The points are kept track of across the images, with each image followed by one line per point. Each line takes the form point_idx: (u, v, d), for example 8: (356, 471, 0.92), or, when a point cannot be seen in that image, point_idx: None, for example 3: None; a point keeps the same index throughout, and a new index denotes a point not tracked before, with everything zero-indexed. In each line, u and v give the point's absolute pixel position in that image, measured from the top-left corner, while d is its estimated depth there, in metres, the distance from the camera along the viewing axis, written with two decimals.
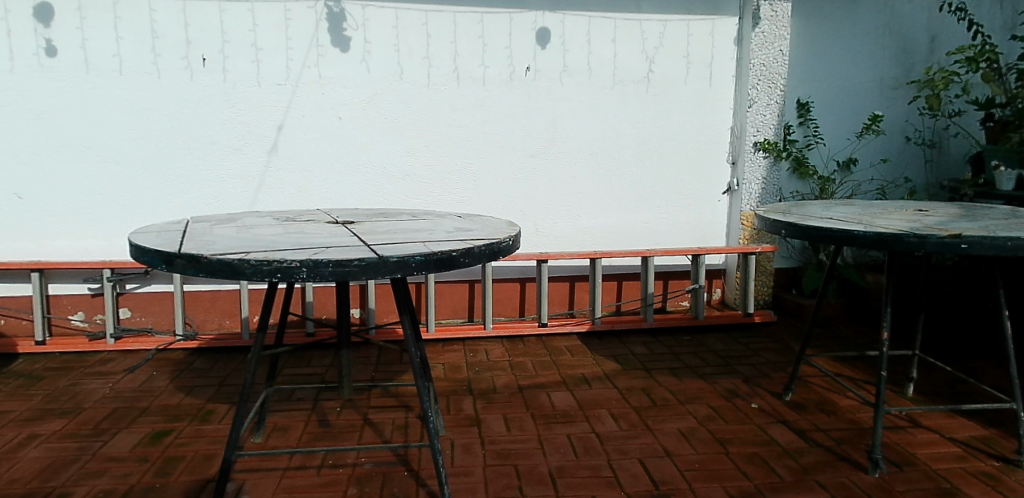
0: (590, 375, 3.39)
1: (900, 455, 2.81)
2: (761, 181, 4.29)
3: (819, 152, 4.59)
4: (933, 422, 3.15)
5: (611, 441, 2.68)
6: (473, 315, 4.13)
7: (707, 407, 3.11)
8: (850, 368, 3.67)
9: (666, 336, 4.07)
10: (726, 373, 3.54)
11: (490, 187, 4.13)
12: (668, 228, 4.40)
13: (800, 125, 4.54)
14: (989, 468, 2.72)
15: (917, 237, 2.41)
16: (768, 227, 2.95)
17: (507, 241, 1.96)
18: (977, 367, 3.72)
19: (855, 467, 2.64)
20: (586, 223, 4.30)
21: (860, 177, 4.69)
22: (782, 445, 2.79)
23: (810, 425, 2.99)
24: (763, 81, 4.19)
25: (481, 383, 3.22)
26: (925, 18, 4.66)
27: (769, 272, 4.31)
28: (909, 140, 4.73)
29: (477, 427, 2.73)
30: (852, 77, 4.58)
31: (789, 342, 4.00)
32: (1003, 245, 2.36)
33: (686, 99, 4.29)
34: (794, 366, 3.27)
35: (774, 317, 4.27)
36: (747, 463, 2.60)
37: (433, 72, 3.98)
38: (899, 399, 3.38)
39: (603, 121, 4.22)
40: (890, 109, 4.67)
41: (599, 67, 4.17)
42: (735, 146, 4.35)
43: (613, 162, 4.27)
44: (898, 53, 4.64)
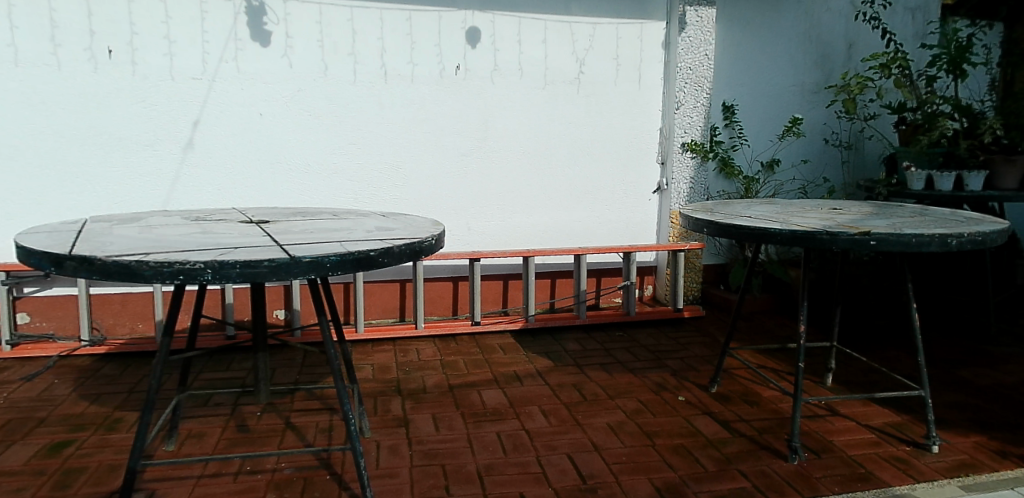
0: (523, 372, 3.41)
1: (819, 442, 2.95)
2: (688, 181, 4.41)
3: (744, 152, 4.75)
4: (850, 410, 3.32)
5: (540, 437, 2.71)
6: (405, 315, 4.10)
7: (636, 400, 3.18)
8: (773, 360, 3.82)
9: (598, 331, 4.14)
10: (654, 367, 3.63)
11: (422, 186, 4.11)
12: (599, 226, 4.47)
13: (726, 127, 4.69)
14: (900, 453, 2.88)
15: (829, 234, 2.52)
16: (692, 224, 3.06)
17: (429, 240, 1.95)
18: (891, 357, 3.93)
19: (775, 456, 2.75)
20: (519, 222, 4.33)
21: (782, 176, 4.88)
22: (706, 436, 2.88)
23: (734, 415, 3.10)
24: (690, 84, 4.31)
25: (410, 383, 3.19)
26: (842, 27, 4.88)
27: (697, 269, 4.43)
28: (827, 142, 4.95)
29: (405, 428, 2.71)
30: (774, 81, 4.76)
31: (716, 336, 4.13)
32: (909, 241, 2.49)
33: (615, 100, 4.38)
34: (719, 359, 3.37)
35: (702, 312, 4.40)
36: (673, 455, 2.68)
37: (360, 69, 3.92)
38: (818, 388, 3.54)
39: (535, 120, 4.25)
40: (809, 112, 4.88)
41: (530, 67, 4.20)
42: (665, 147, 4.46)
43: (545, 161, 4.31)
44: (818, 58, 4.85)
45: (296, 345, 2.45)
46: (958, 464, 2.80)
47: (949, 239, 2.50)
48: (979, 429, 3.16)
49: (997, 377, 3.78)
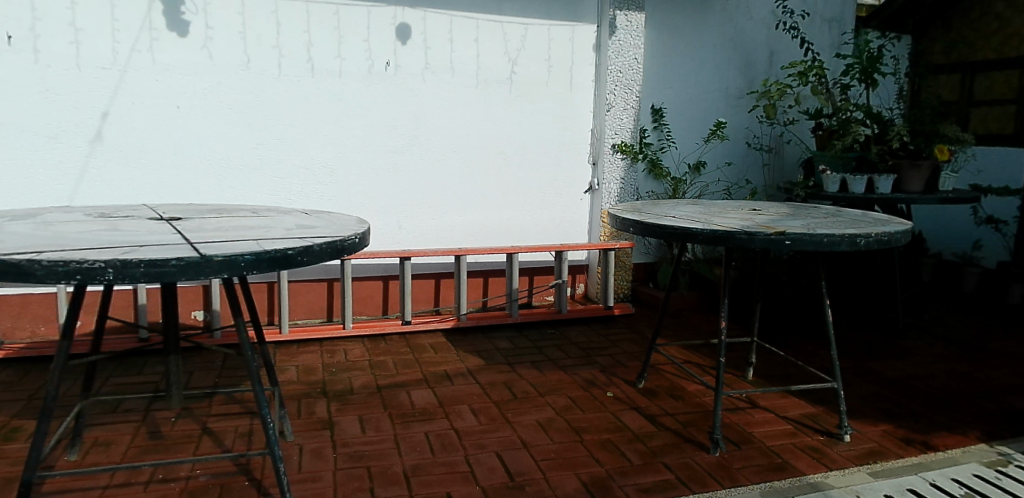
0: (453, 372, 3.40)
1: (739, 434, 3.07)
2: (619, 181, 4.47)
3: (672, 154, 4.89)
4: (769, 402, 3.46)
5: (469, 436, 2.71)
6: (333, 315, 4.02)
7: (565, 397, 3.23)
8: (698, 355, 3.94)
9: (530, 330, 4.17)
10: (585, 364, 3.68)
11: (351, 183, 4.04)
12: (531, 225, 4.52)
13: (655, 130, 4.81)
14: (815, 442, 3.03)
15: (747, 234, 2.63)
16: (619, 224, 3.13)
17: (352, 238, 1.91)
18: (807, 350, 4.12)
19: (698, 448, 2.84)
20: (451, 221, 4.31)
21: (708, 178, 5.04)
22: (633, 430, 2.95)
23: (660, 410, 3.18)
24: (620, 87, 4.39)
25: (337, 384, 3.13)
26: (763, 35, 5.09)
27: (627, 268, 4.53)
28: (750, 146, 5.15)
29: (330, 430, 2.66)
30: (700, 86, 4.91)
31: (645, 333, 4.23)
32: (821, 241, 2.61)
33: (546, 100, 4.42)
34: (646, 355, 3.46)
35: (632, 309, 4.50)
36: (600, 450, 2.73)
37: (286, 63, 3.82)
38: (739, 382, 3.68)
39: (467, 119, 4.24)
40: (733, 117, 5.06)
41: (462, 66, 4.19)
42: (596, 148, 4.54)
43: (477, 160, 4.31)
44: (741, 65, 5.04)
45: (210, 347, 2.37)
46: (867, 452, 2.96)
47: (858, 239, 2.65)
48: (887, 418, 3.35)
49: (903, 368, 4.02)
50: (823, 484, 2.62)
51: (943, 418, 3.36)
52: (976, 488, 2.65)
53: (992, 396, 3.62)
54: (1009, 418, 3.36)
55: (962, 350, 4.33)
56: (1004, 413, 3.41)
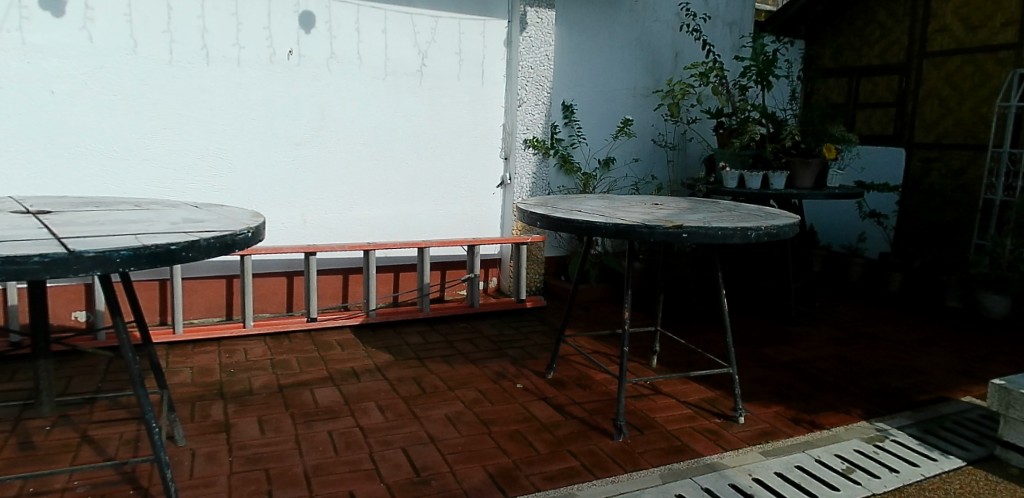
0: (360, 369, 3.35)
1: (643, 420, 3.18)
2: (531, 176, 4.57)
3: (582, 150, 4.99)
4: (671, 389, 3.62)
5: (375, 433, 2.68)
6: (232, 313, 3.88)
7: (475, 390, 3.24)
8: (605, 346, 4.06)
9: (442, 324, 4.16)
10: (495, 356, 3.71)
11: (252, 174, 3.90)
12: (442, 219, 4.51)
13: (566, 126, 4.88)
14: (712, 425, 3.19)
15: (647, 227, 2.72)
16: (526, 218, 3.17)
17: (245, 233, 1.85)
18: (708, 338, 4.33)
19: (603, 435, 2.93)
20: (360, 214, 4.24)
21: (616, 174, 5.18)
22: (541, 420, 3.00)
23: (567, 399, 3.26)
24: (531, 82, 4.45)
25: (235, 385, 3.02)
26: (668, 36, 5.27)
27: (539, 261, 4.60)
28: (655, 143, 5.33)
29: (227, 433, 2.57)
30: (609, 83, 5.04)
31: (555, 324, 4.31)
32: (716, 234, 2.74)
33: (456, 93, 4.41)
34: (556, 346, 3.53)
35: (544, 302, 4.57)
36: (507, 441, 2.76)
37: (177, 48, 3.63)
38: (644, 370, 3.82)
39: (375, 111, 4.18)
40: (639, 115, 5.22)
41: (369, 57, 4.11)
42: (508, 142, 4.58)
43: (386, 152, 4.25)
44: (648, 64, 5.19)
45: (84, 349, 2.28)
46: (760, 432, 3.14)
47: (749, 233, 2.80)
48: (779, 400, 3.57)
49: (795, 353, 4.28)
50: (719, 464, 2.76)
51: (829, 398, 3.61)
52: (855, 462, 2.86)
53: (872, 377, 3.92)
54: (887, 396, 3.65)
55: (846, 334, 4.66)
56: (882, 392, 3.71)
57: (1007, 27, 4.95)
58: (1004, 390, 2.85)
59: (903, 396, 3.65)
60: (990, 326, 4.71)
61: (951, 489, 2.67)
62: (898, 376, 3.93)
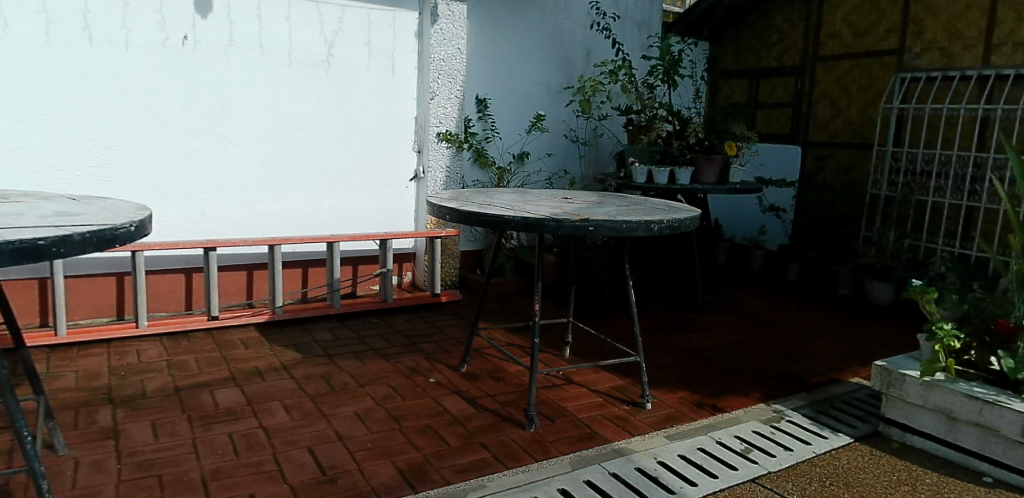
0: (265, 368, 3.24)
1: (554, 409, 3.25)
2: (444, 169, 4.55)
3: (496, 144, 5.01)
4: (582, 378, 3.70)
5: (279, 433, 2.61)
6: (123, 313, 3.68)
7: (386, 386, 3.21)
8: (518, 338, 4.10)
9: (353, 319, 4.08)
10: (408, 351, 3.68)
11: (146, 166, 3.70)
12: (352, 212, 4.42)
13: (479, 120, 4.88)
14: (621, 412, 3.29)
15: (554, 220, 2.77)
16: (436, 212, 3.17)
17: (126, 226, 1.75)
18: (618, 329, 4.46)
19: (515, 425, 2.97)
20: (266, 208, 4.11)
21: (530, 168, 5.24)
22: (453, 414, 3.01)
23: (480, 392, 3.27)
24: (443, 75, 4.43)
25: (125, 389, 2.86)
26: (580, 33, 5.37)
27: (454, 255, 4.59)
28: (568, 138, 5.42)
29: (115, 439, 2.43)
30: (522, 79, 5.08)
31: (470, 318, 4.31)
32: (621, 227, 2.82)
33: (366, 85, 4.34)
34: (469, 340, 3.53)
35: (459, 296, 4.57)
36: (418, 436, 2.75)
37: (55, 29, 3.38)
38: (557, 360, 3.89)
39: (280, 101, 4.05)
40: (552, 110, 5.30)
41: (273, 45, 3.97)
42: (420, 136, 4.55)
43: (292, 144, 4.13)
44: (560, 61, 5.27)
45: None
46: (666, 417, 3.27)
47: (652, 225, 2.90)
48: (684, 385, 3.72)
49: (700, 341, 4.47)
50: (626, 449, 2.85)
51: (730, 382, 3.80)
52: (753, 443, 3.02)
53: (770, 361, 4.15)
54: (783, 379, 3.87)
55: (747, 322, 4.91)
56: (780, 375, 3.93)
57: (889, 35, 5.33)
58: (885, 370, 3.08)
59: (798, 379, 3.89)
60: (875, 311, 5.08)
61: (838, 463, 2.87)
62: (794, 360, 4.18)
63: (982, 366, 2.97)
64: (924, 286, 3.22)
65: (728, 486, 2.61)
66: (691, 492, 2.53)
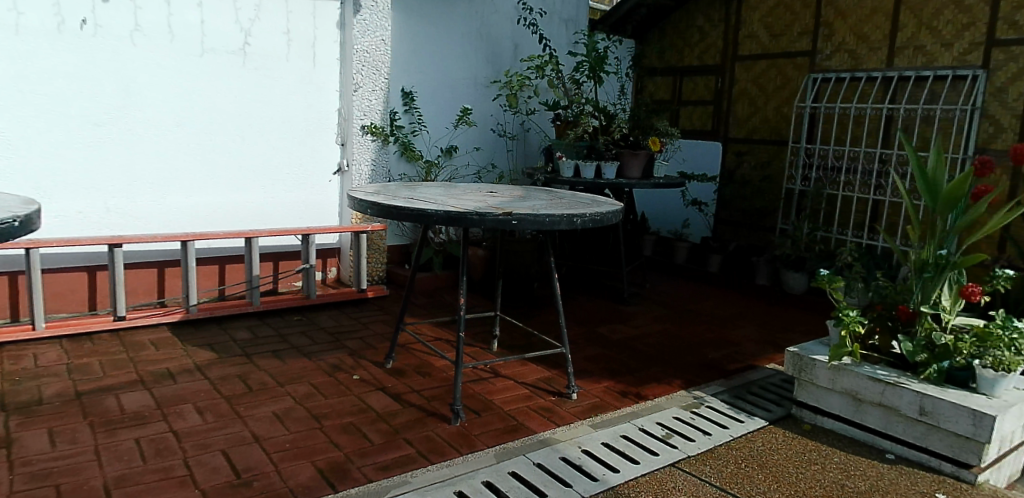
0: (177, 369, 3.11)
1: (481, 403, 3.25)
2: (369, 162, 4.48)
3: (423, 138, 4.96)
4: (509, 371, 3.72)
5: (191, 437, 2.51)
6: (18, 315, 3.45)
7: (308, 385, 3.13)
8: (446, 332, 4.08)
9: (274, 317, 3.96)
10: (331, 349, 3.60)
11: (43, 158, 3.48)
12: (272, 207, 4.29)
13: (405, 113, 4.82)
14: (547, 403, 3.33)
15: (478, 215, 2.77)
16: (357, 206, 3.11)
17: (9, 222, 1.65)
18: (546, 321, 4.51)
19: (440, 420, 2.96)
20: (178, 202, 3.93)
21: (458, 162, 5.22)
22: (377, 411, 2.97)
23: (406, 388, 3.24)
24: (367, 67, 4.36)
25: (20, 395, 2.69)
26: (506, 28, 5.37)
27: (381, 250, 4.53)
28: (495, 133, 5.42)
29: (7, 449, 2.28)
30: (450, 72, 5.05)
31: (397, 313, 4.26)
32: (544, 221, 2.85)
33: (286, 76, 4.21)
34: (394, 335, 3.49)
35: (386, 291, 4.51)
36: (340, 434, 2.70)
37: None
38: (484, 354, 3.90)
39: (192, 91, 3.88)
40: (480, 104, 5.29)
41: (183, 32, 3.80)
42: (344, 128, 4.46)
43: (207, 135, 3.97)
44: (487, 55, 5.27)
45: None
46: (591, 406, 3.33)
47: (575, 219, 2.94)
48: (609, 375, 3.79)
49: (625, 331, 4.58)
50: (551, 439, 2.89)
51: (653, 371, 3.90)
52: (673, 428, 3.12)
53: (692, 350, 4.29)
54: (703, 367, 4.01)
55: (671, 312, 5.05)
56: (700, 363, 4.06)
57: (802, 37, 5.57)
58: (797, 356, 3.24)
59: (717, 366, 4.03)
60: (789, 300, 5.33)
61: (753, 445, 2.99)
62: (714, 349, 4.33)
63: (884, 350, 3.17)
64: (831, 275, 3.41)
65: (649, 472, 2.68)
66: (614, 478, 2.59)
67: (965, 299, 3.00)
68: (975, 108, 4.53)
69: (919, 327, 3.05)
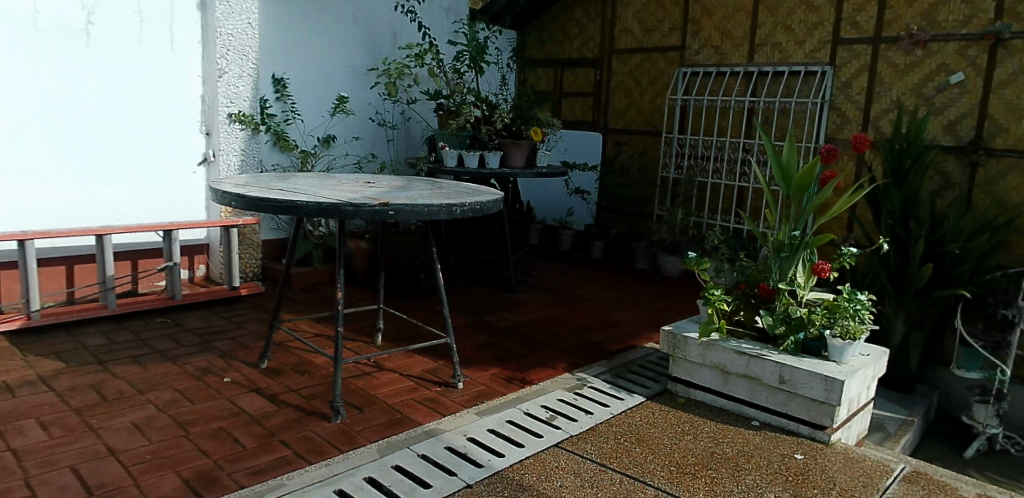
0: (16, 382, 2.83)
1: (363, 398, 3.17)
2: (239, 152, 4.34)
3: (297, 127, 4.75)
4: (394, 364, 3.66)
5: (32, 455, 2.30)
6: None
7: (172, 390, 2.94)
8: (327, 328, 3.95)
9: (134, 320, 3.68)
10: (200, 351, 3.39)
11: None
12: (128, 200, 3.98)
13: (277, 101, 4.58)
14: (433, 394, 3.31)
15: (353, 206, 2.70)
16: (220, 199, 2.94)
17: None
18: (434, 313, 4.48)
19: (320, 418, 2.86)
20: (14, 196, 3.56)
21: (336, 152, 5.06)
22: (251, 414, 2.82)
23: (283, 388, 3.11)
24: (233, 52, 4.22)
25: None
26: (384, 15, 5.25)
27: (255, 244, 4.31)
28: (375, 122, 5.29)
29: None
30: (325, 59, 4.87)
31: (273, 310, 4.07)
32: (422, 211, 2.81)
33: (139, 58, 3.90)
34: (269, 334, 3.33)
35: (261, 288, 4.30)
36: (208, 440, 2.55)
37: None
38: (368, 348, 3.82)
39: (25, 74, 3.50)
40: (357, 93, 5.14)
41: (11, 8, 3.41)
42: (208, 117, 4.24)
43: (46, 124, 3.61)
44: (364, 42, 5.13)
45: None
46: (476, 395, 3.34)
47: (455, 209, 2.92)
48: (495, 363, 3.83)
49: (512, 319, 4.63)
50: (436, 430, 2.87)
51: (538, 356, 3.98)
52: (557, 410, 3.20)
53: (575, 333, 4.41)
54: (585, 350, 4.13)
55: (556, 298, 5.17)
56: (583, 346, 4.19)
57: (672, 32, 5.83)
58: (672, 334, 3.41)
59: (599, 348, 4.17)
60: (665, 282, 5.61)
61: (631, 421, 3.13)
62: (597, 331, 4.48)
63: (748, 325, 3.40)
64: (699, 257, 3.59)
65: (534, 454, 2.73)
66: (498, 463, 2.61)
67: (817, 276, 3.25)
68: (824, 101, 4.91)
69: (778, 303, 3.29)
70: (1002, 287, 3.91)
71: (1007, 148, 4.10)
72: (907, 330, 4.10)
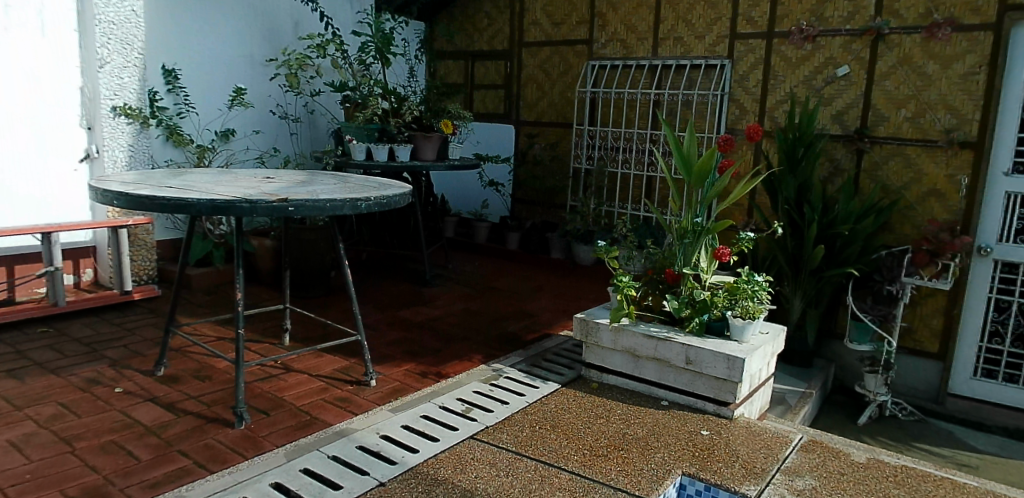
0: None
1: (270, 401, 3.07)
2: (127, 148, 4.07)
3: (191, 121, 4.53)
4: (303, 365, 3.56)
5: None
6: None
7: (56, 404, 2.74)
8: (232, 331, 3.79)
9: (10, 332, 3.41)
10: (87, 361, 3.17)
11: None
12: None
13: (168, 93, 4.37)
14: (345, 393, 3.24)
15: (248, 203, 2.59)
16: (101, 198, 2.76)
17: None
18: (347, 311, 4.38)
19: (223, 425, 2.74)
20: None
21: (235, 146, 4.85)
22: (146, 424, 2.67)
23: (182, 395, 2.96)
24: (114, 41, 3.91)
25: None
26: (283, 4, 5.05)
27: (149, 245, 4.07)
28: (276, 115, 5.10)
29: None
30: (219, 49, 4.64)
31: (171, 315, 3.87)
32: (324, 206, 2.72)
33: (5, 46, 3.59)
34: (164, 340, 3.14)
35: (157, 291, 4.08)
36: (97, 455, 2.40)
37: None
38: (275, 349, 3.69)
39: None
40: (256, 85, 4.94)
41: None
42: (89, 109, 3.96)
43: None
44: (262, 31, 4.92)
45: None
46: (390, 391, 3.30)
47: (359, 204, 2.84)
48: (409, 358, 3.78)
49: (428, 313, 4.59)
50: (348, 430, 2.81)
51: (453, 349, 3.96)
52: (473, 402, 3.20)
53: (491, 325, 4.43)
54: (500, 341, 4.15)
55: (472, 290, 5.16)
56: (498, 337, 4.21)
57: (580, 25, 5.92)
58: (584, 321, 3.48)
59: (514, 338, 4.21)
60: (579, 271, 5.72)
61: (545, 408, 3.17)
62: (512, 322, 4.51)
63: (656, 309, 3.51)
64: (609, 245, 3.68)
65: (448, 447, 2.72)
66: (412, 459, 2.59)
67: (718, 260, 3.39)
68: (723, 94, 5.14)
69: (683, 287, 3.41)
70: (887, 265, 4.19)
71: (888, 136, 4.40)
72: (803, 308, 4.35)
